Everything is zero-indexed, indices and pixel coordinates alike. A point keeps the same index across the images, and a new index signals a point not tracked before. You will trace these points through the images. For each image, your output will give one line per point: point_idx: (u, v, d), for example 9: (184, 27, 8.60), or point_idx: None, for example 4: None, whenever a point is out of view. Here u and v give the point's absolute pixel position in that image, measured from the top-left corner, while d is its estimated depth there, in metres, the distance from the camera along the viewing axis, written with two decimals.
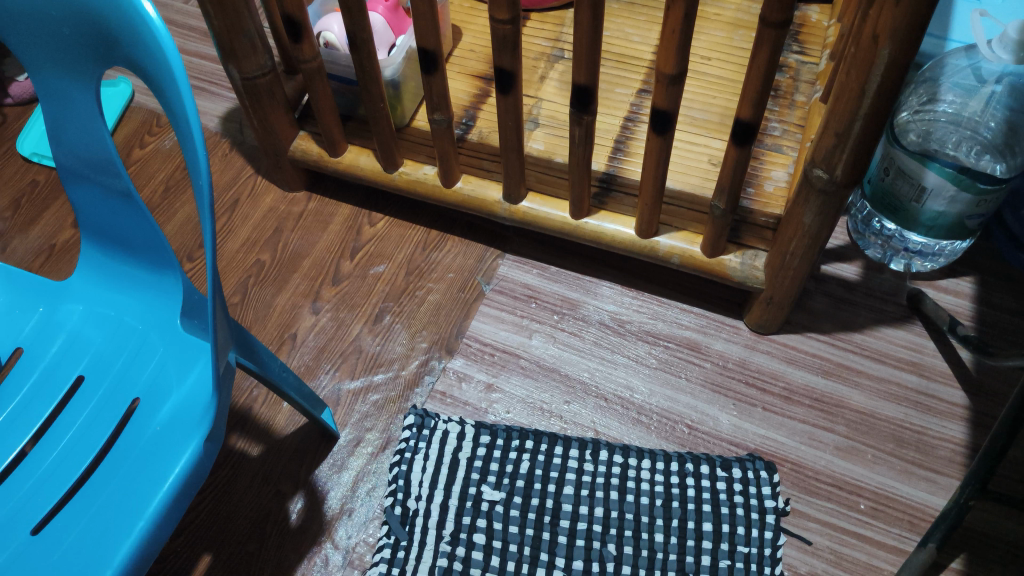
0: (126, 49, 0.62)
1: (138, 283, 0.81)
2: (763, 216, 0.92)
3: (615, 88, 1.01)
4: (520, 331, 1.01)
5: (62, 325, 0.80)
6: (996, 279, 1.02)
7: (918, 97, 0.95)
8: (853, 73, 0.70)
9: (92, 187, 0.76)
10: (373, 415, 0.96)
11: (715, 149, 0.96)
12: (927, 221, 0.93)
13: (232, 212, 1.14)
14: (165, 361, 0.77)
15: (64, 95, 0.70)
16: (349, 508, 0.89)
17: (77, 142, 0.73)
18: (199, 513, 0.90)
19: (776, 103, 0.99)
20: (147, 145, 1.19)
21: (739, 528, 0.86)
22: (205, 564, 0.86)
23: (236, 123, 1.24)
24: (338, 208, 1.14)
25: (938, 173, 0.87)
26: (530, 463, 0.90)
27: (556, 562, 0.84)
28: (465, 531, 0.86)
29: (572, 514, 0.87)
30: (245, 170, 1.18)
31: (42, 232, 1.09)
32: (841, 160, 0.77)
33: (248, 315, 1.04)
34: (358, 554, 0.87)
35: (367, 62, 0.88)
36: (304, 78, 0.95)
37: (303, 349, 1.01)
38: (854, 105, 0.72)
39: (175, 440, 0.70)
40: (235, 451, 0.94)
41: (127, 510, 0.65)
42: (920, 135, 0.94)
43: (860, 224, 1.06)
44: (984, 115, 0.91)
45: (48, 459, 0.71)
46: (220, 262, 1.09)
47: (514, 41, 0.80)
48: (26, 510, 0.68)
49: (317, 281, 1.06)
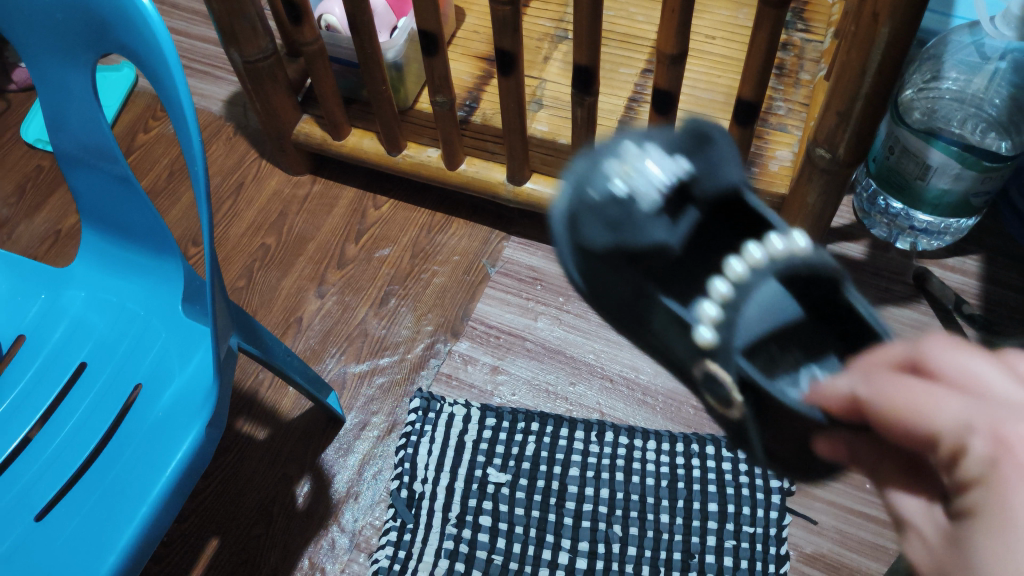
0: (122, 34, 0.62)
1: (139, 270, 0.81)
2: (767, 196, 0.92)
3: (619, 68, 1.01)
4: (526, 314, 1.01)
5: (65, 311, 0.81)
6: (1002, 257, 1.02)
7: (922, 75, 0.94)
8: (854, 51, 0.69)
9: (92, 174, 0.76)
10: (379, 398, 0.97)
11: (719, 129, 0.95)
12: (932, 199, 0.94)
13: (236, 196, 1.14)
14: (167, 347, 0.77)
15: (61, 83, 0.70)
16: (355, 492, 0.90)
17: (78, 130, 0.73)
18: (207, 497, 0.91)
19: (781, 81, 0.99)
20: (151, 130, 1.19)
21: (745, 509, 0.86)
22: (213, 547, 0.87)
23: (240, 106, 1.24)
24: (343, 190, 1.14)
25: (942, 151, 0.87)
26: (536, 445, 0.91)
27: (562, 544, 0.85)
28: (472, 513, 0.87)
29: (578, 496, 0.88)
30: (250, 153, 1.18)
31: (46, 218, 1.09)
32: (844, 139, 0.77)
33: (253, 299, 1.04)
34: (365, 538, 0.87)
35: (367, 45, 0.88)
36: (305, 62, 0.95)
37: (309, 332, 1.01)
38: (855, 84, 0.71)
39: (179, 423, 0.70)
40: (242, 435, 0.95)
41: (132, 494, 0.65)
42: (925, 113, 0.94)
43: (865, 202, 1.07)
44: (988, 93, 0.90)
45: (53, 444, 0.72)
46: (224, 247, 1.09)
47: (515, 22, 0.79)
48: (32, 494, 0.69)
49: (321, 264, 1.06)
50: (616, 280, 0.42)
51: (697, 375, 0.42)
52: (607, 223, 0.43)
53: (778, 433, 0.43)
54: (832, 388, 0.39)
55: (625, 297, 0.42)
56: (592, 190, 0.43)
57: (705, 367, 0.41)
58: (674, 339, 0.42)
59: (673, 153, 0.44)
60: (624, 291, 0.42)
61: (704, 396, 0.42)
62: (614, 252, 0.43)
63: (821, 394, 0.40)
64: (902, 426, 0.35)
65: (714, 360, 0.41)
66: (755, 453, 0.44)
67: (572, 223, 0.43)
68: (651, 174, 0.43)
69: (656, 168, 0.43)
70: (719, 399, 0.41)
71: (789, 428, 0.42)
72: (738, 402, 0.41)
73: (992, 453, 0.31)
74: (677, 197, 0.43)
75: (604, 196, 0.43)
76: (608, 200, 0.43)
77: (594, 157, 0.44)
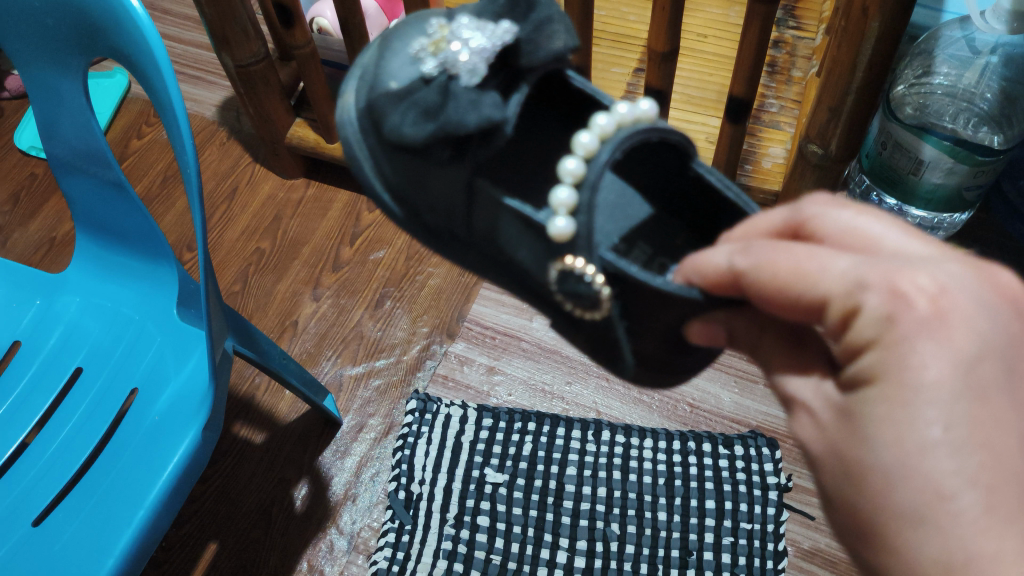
0: (113, 40, 0.62)
1: (134, 275, 0.82)
2: (761, 193, 0.93)
3: (611, 67, 1.01)
4: (521, 314, 1.01)
5: (60, 316, 0.81)
6: (996, 251, 1.02)
7: (913, 70, 0.95)
8: (844, 47, 0.69)
9: (86, 179, 0.77)
10: (375, 400, 0.97)
11: (712, 127, 0.96)
12: (925, 194, 0.94)
13: (230, 201, 1.14)
14: (162, 350, 0.77)
15: (53, 89, 0.70)
16: (353, 494, 0.90)
17: (71, 137, 0.73)
18: (205, 501, 0.91)
19: (773, 79, 0.99)
20: (145, 136, 1.19)
21: (743, 505, 0.86)
22: (213, 551, 0.87)
23: (233, 111, 1.24)
24: (338, 193, 1.15)
25: (935, 147, 0.88)
26: (533, 445, 0.91)
27: (561, 543, 0.85)
28: (469, 513, 0.87)
29: (575, 495, 0.88)
30: (244, 158, 1.19)
31: (42, 225, 1.09)
32: (835, 134, 0.77)
33: (249, 303, 1.04)
34: (363, 539, 0.87)
35: (360, 46, 0.88)
36: (298, 65, 0.95)
37: (304, 335, 1.01)
38: (845, 79, 0.71)
39: (175, 425, 0.70)
40: (239, 439, 0.95)
41: (129, 496, 0.65)
42: (917, 108, 0.93)
43: (859, 198, 1.05)
44: (980, 86, 0.91)
45: (50, 448, 0.72)
46: (219, 252, 1.09)
47: None
48: (30, 500, 0.69)
49: (317, 267, 1.07)
50: (423, 170, 0.52)
51: (561, 266, 0.50)
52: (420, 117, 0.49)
53: (642, 333, 0.51)
54: (707, 259, 0.44)
55: (445, 185, 0.52)
56: (382, 84, 0.52)
57: (567, 257, 0.49)
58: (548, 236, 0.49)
59: (484, 27, 0.51)
60: (438, 169, 0.52)
61: (568, 297, 0.51)
62: (437, 136, 0.49)
63: (697, 265, 0.44)
64: (783, 294, 0.38)
65: (573, 250, 0.49)
66: (627, 361, 0.52)
67: (374, 124, 0.53)
68: (457, 41, 0.51)
69: (458, 36, 0.51)
70: (578, 296, 0.50)
71: (665, 312, 0.49)
72: (605, 291, 0.48)
73: (887, 310, 0.34)
74: (501, 80, 0.52)
75: (426, 78, 0.50)
76: (416, 86, 0.50)
77: (404, 45, 0.52)
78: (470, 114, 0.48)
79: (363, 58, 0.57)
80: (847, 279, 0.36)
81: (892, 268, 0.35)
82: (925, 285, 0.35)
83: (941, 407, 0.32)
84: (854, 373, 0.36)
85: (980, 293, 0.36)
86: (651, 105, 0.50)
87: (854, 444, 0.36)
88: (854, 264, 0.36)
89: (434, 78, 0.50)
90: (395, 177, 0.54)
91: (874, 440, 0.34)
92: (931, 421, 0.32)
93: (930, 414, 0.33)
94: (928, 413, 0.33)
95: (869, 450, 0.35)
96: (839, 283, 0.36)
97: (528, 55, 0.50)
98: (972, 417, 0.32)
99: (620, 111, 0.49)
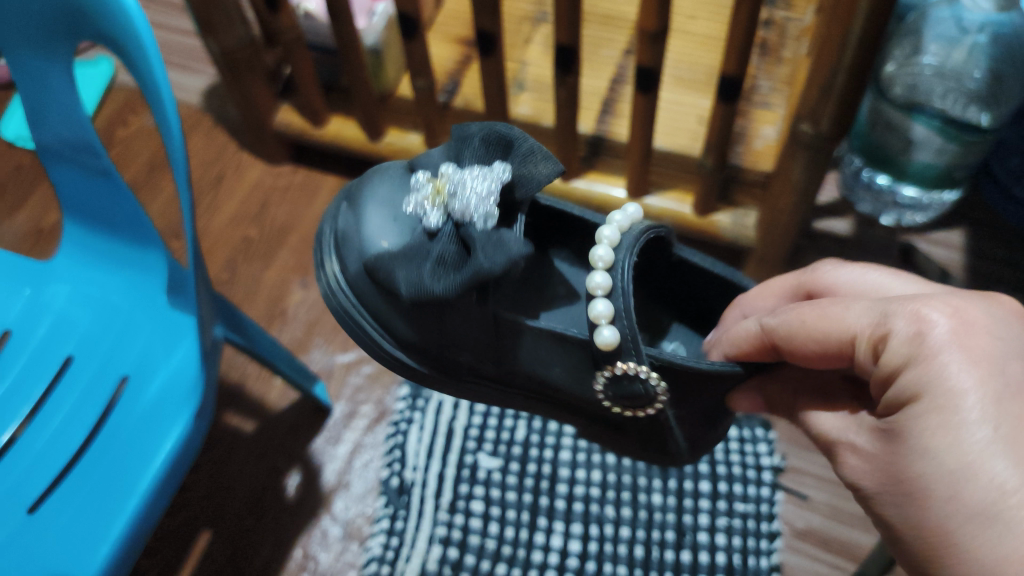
0: (98, 23, 0.61)
1: (122, 262, 0.81)
2: (752, 173, 0.93)
3: (600, 49, 1.01)
4: None
5: (48, 306, 0.79)
6: (985, 230, 1.03)
7: (902, 51, 0.93)
8: (834, 25, 0.68)
9: (73, 167, 0.76)
10: (366, 387, 0.96)
11: (702, 108, 0.95)
12: (916, 173, 0.96)
13: (217, 189, 1.13)
14: (152, 338, 0.76)
15: (36, 75, 0.69)
16: (346, 481, 0.89)
17: (57, 125, 0.72)
18: (196, 492, 0.90)
19: (764, 59, 1.00)
20: (130, 124, 1.18)
21: (737, 487, 0.87)
22: (205, 541, 0.87)
23: (218, 98, 1.22)
24: (325, 179, 1.14)
25: (926, 126, 0.91)
26: (526, 430, 0.91)
27: (556, 527, 0.84)
28: (463, 499, 0.86)
29: (569, 479, 0.87)
30: (229, 145, 1.17)
31: (27, 216, 1.08)
32: (827, 113, 0.76)
33: (237, 291, 1.03)
34: (357, 526, 0.86)
35: (346, 29, 0.87)
36: (284, 49, 0.94)
37: (293, 323, 1.00)
38: (835, 58, 0.71)
39: (167, 413, 0.69)
40: (229, 428, 0.94)
41: (122, 485, 0.65)
42: (907, 88, 0.92)
43: (849, 178, 1.06)
44: (968, 65, 0.90)
45: (41, 440, 0.70)
46: (207, 240, 1.08)
47: (493, 4, 0.78)
48: (21, 491, 0.67)
49: (305, 254, 1.06)
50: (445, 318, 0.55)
51: (612, 373, 0.54)
52: (441, 266, 0.52)
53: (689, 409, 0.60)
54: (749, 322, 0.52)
55: (471, 324, 0.55)
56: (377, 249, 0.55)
57: (617, 363, 0.53)
58: (588, 347, 0.55)
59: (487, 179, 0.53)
60: (460, 313, 0.54)
61: (618, 401, 0.57)
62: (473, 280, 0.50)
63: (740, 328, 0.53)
64: (813, 340, 0.47)
65: (617, 356, 0.53)
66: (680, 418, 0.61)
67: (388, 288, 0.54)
68: (459, 181, 0.54)
69: (458, 188, 0.54)
70: (633, 397, 0.55)
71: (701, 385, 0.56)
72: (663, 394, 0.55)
73: (912, 340, 0.42)
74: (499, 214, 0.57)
75: (433, 225, 0.54)
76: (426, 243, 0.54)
77: (408, 205, 0.56)
78: (496, 255, 0.50)
79: (324, 230, 0.61)
80: (874, 315, 0.44)
81: (913, 303, 0.44)
82: (947, 311, 0.43)
83: (987, 399, 0.39)
84: (898, 386, 0.42)
85: (995, 312, 0.44)
86: (637, 209, 0.58)
87: (912, 453, 0.40)
88: (877, 304, 0.45)
89: (442, 231, 0.54)
90: (405, 333, 0.57)
91: (930, 450, 0.39)
92: (973, 409, 0.39)
93: (974, 410, 0.39)
94: (972, 405, 0.39)
95: (927, 461, 0.39)
96: (865, 320, 0.45)
97: (524, 192, 0.54)
98: (1013, 411, 0.38)
99: (615, 220, 0.57)
